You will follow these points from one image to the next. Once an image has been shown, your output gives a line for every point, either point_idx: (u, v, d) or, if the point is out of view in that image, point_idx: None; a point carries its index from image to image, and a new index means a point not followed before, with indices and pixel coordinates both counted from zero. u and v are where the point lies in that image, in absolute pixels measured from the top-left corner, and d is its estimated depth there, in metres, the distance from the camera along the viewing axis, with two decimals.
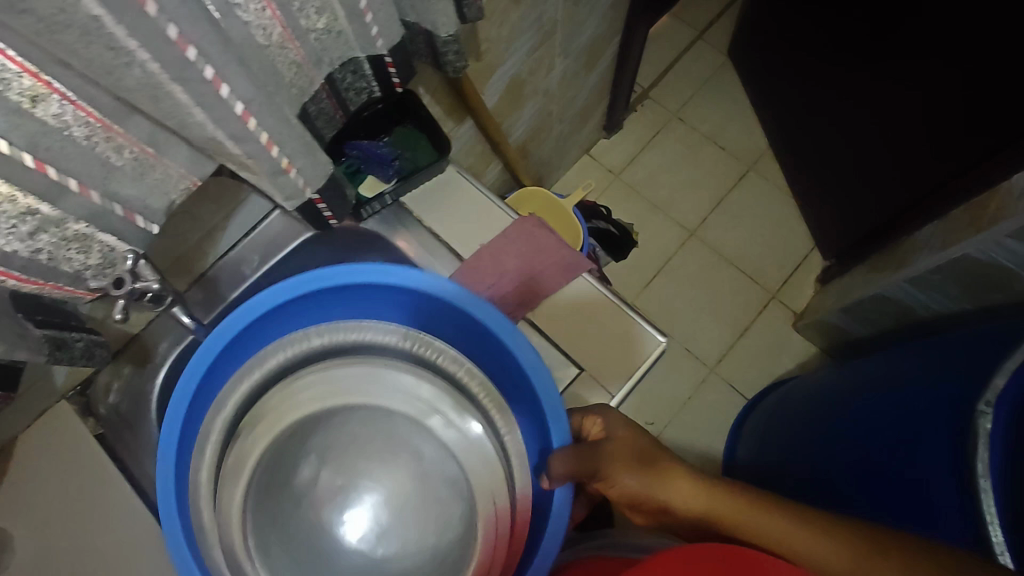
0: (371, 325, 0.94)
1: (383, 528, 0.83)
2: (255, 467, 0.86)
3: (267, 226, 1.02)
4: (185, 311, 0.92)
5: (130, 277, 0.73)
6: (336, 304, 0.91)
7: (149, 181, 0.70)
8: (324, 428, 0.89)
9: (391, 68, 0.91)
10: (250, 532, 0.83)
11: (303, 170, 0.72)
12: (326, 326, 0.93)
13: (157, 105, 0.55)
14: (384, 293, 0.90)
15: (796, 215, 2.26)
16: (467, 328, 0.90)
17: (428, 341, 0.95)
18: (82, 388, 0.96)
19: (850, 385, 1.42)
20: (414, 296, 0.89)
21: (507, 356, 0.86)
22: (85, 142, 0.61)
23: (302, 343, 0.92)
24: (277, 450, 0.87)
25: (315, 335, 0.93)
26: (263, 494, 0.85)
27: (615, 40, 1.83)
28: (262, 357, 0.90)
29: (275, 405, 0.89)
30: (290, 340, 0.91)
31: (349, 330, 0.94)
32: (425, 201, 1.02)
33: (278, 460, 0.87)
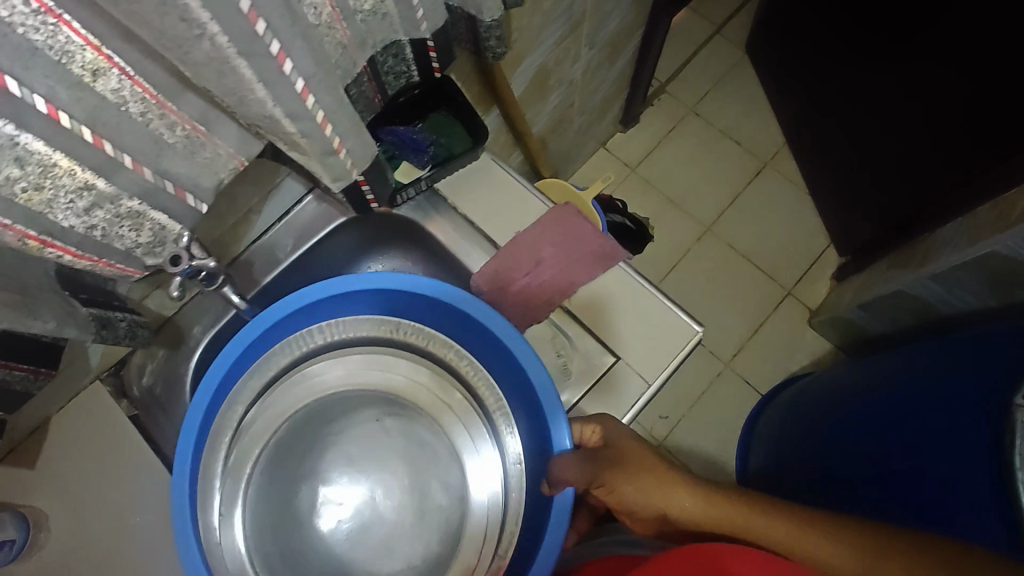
0: (375, 320, 0.94)
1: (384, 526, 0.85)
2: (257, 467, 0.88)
3: (300, 211, 1.02)
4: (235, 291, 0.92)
5: (185, 253, 0.74)
6: (348, 307, 0.90)
7: (199, 159, 0.69)
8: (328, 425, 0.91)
9: (432, 52, 0.91)
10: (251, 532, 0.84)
11: (353, 151, 0.72)
12: (330, 325, 0.92)
13: (219, 81, 0.55)
14: (394, 297, 0.89)
15: (813, 211, 2.25)
16: (472, 333, 0.89)
17: (428, 336, 0.94)
18: (116, 368, 0.96)
19: (865, 379, 1.42)
20: (419, 300, 0.89)
21: (515, 366, 0.85)
22: (140, 118, 0.60)
23: (312, 339, 0.92)
24: (282, 443, 0.90)
25: (317, 337, 0.92)
26: (265, 486, 0.88)
27: (638, 31, 1.81)
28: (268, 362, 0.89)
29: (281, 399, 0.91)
30: (296, 340, 0.91)
31: (358, 325, 0.93)
32: (459, 188, 1.02)
33: (282, 461, 0.89)
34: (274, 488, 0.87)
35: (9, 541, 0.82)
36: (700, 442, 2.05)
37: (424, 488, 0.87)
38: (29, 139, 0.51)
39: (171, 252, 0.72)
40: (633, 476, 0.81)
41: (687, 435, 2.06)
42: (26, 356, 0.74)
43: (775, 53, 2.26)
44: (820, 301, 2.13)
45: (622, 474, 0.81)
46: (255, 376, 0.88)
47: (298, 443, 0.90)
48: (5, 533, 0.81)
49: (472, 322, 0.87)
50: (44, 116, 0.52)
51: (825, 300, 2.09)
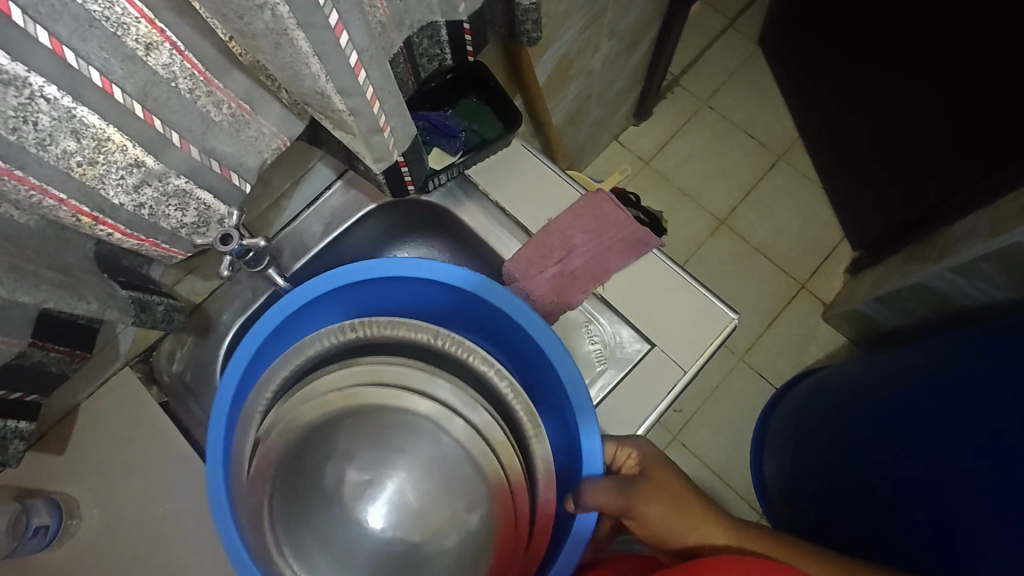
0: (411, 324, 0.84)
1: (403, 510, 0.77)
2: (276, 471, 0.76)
3: (329, 198, 1.02)
4: (278, 271, 0.93)
5: (237, 233, 0.74)
6: (363, 292, 0.89)
7: (243, 138, 0.68)
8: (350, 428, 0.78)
9: (467, 35, 0.90)
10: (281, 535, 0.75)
11: (396, 130, 0.72)
12: (361, 322, 0.85)
13: (275, 53, 0.54)
14: (410, 286, 0.89)
15: (827, 205, 2.24)
16: (495, 321, 0.89)
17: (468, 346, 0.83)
18: (146, 355, 0.97)
19: (885, 369, 1.41)
20: (443, 289, 0.88)
21: (547, 369, 0.85)
22: (189, 95, 0.59)
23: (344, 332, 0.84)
24: (296, 450, 0.77)
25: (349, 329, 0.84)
26: (288, 495, 0.76)
27: (656, 22, 1.80)
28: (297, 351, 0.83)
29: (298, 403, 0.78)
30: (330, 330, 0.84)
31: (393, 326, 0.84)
32: (490, 174, 1.01)
33: (302, 460, 0.78)
34: (297, 498, 0.76)
35: (44, 527, 0.81)
36: (715, 435, 2.05)
37: (447, 468, 0.79)
38: (85, 112, 0.50)
39: (219, 231, 0.72)
40: (665, 509, 0.78)
41: (702, 429, 2.06)
42: (62, 338, 0.73)
43: (789, 45, 2.25)
44: (834, 295, 2.13)
45: (658, 504, 0.78)
46: (282, 364, 0.83)
47: (315, 446, 0.78)
48: (39, 519, 0.81)
49: (484, 302, 0.86)
50: (99, 89, 0.50)
51: (839, 293, 2.09)
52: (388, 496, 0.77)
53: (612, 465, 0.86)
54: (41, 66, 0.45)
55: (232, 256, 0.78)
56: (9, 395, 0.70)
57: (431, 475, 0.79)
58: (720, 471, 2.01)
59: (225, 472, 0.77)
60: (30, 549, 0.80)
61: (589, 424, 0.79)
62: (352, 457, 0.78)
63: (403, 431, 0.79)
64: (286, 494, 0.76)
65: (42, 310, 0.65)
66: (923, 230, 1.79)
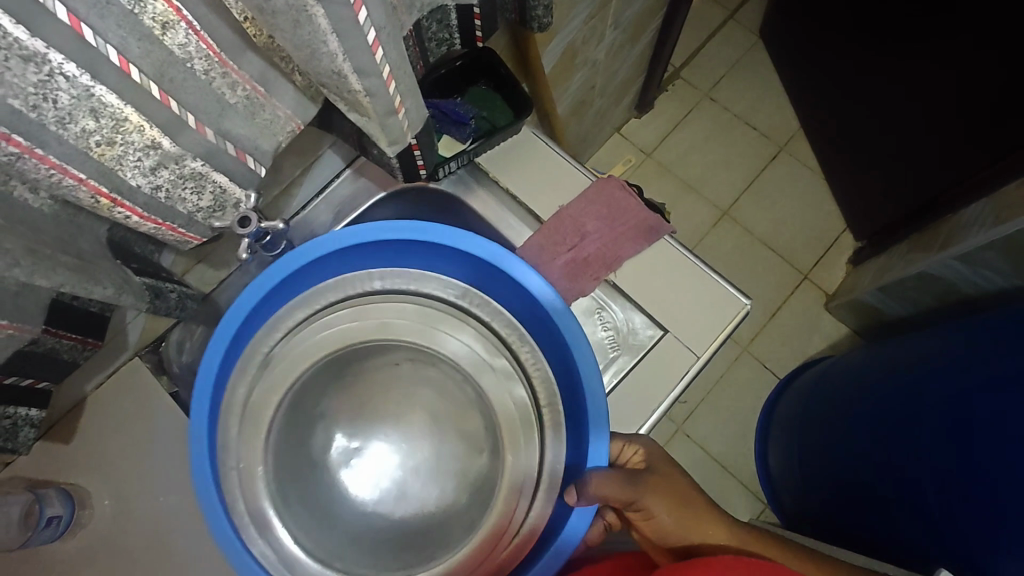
0: (417, 275, 0.86)
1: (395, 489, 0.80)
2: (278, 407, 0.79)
3: (338, 186, 1.01)
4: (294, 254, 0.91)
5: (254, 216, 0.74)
6: (363, 264, 0.84)
7: (258, 121, 0.67)
8: (354, 377, 0.84)
9: (477, 19, 0.89)
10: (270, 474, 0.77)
11: (409, 112, 0.72)
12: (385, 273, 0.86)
13: (294, 31, 0.54)
14: (444, 253, 0.82)
15: (829, 195, 2.25)
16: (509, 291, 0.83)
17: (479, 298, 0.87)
18: (155, 345, 0.93)
19: (889, 355, 1.42)
20: (476, 261, 0.81)
21: (568, 367, 0.80)
22: (204, 76, 0.58)
23: (371, 282, 0.85)
24: (301, 391, 0.81)
25: (377, 279, 0.85)
26: (280, 455, 0.79)
27: (659, 13, 1.79)
28: (321, 290, 0.84)
29: (308, 345, 0.82)
30: (332, 286, 0.84)
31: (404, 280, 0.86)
32: (499, 161, 1.01)
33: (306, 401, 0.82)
34: (290, 457, 0.79)
35: (57, 517, 0.80)
36: (719, 426, 2.05)
37: (447, 442, 0.83)
38: (104, 92, 0.49)
39: (235, 215, 0.72)
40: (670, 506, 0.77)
41: (706, 419, 2.06)
42: (74, 326, 0.72)
43: (791, 36, 2.24)
44: (837, 285, 2.14)
45: (663, 500, 0.78)
46: (300, 305, 0.83)
47: (311, 397, 0.82)
48: (52, 509, 0.80)
49: (500, 274, 0.82)
50: (116, 68, 0.49)
51: (842, 283, 2.09)
52: (367, 455, 0.81)
53: (618, 462, 0.84)
54: (59, 43, 0.44)
55: (251, 239, 0.78)
56: (21, 382, 0.69)
57: (427, 445, 0.82)
58: (725, 461, 2.02)
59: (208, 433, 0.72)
60: (43, 539, 0.79)
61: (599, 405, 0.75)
62: (338, 418, 0.82)
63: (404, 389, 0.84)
64: (277, 451, 0.78)
65: (56, 296, 0.65)
66: (926, 220, 1.80)
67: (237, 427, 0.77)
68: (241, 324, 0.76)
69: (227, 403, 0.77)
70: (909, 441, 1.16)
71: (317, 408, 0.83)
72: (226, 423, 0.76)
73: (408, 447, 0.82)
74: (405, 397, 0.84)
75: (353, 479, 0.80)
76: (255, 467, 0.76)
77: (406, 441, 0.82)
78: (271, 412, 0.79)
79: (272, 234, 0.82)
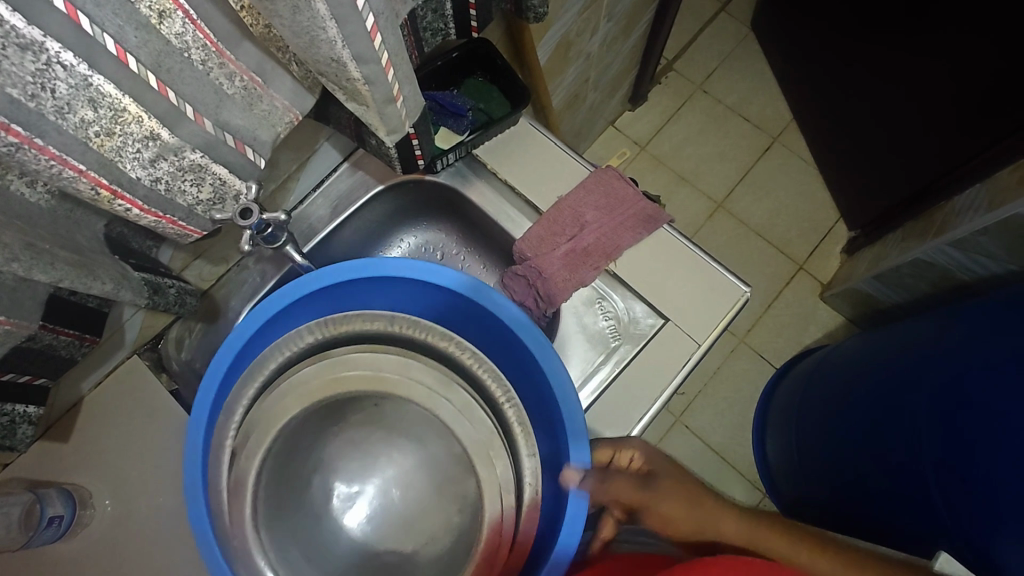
0: (368, 313, 0.84)
1: (385, 514, 0.78)
2: (257, 480, 0.73)
3: (335, 181, 1.01)
4: (294, 249, 0.90)
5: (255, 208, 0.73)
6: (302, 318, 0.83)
7: (256, 112, 0.67)
8: (341, 425, 0.80)
9: (471, 9, 0.89)
10: (267, 547, 0.71)
11: (407, 100, 0.71)
12: (318, 324, 0.82)
13: (293, 17, 0.53)
14: (395, 286, 0.84)
15: (822, 186, 2.26)
16: (477, 325, 0.86)
17: (425, 325, 0.84)
18: (153, 344, 0.94)
19: (883, 341, 1.43)
20: (436, 294, 0.84)
21: (542, 383, 0.80)
22: (201, 66, 0.58)
23: (301, 339, 0.81)
24: (282, 455, 0.76)
25: (309, 334, 0.82)
26: (273, 524, 0.73)
27: (653, 5, 1.79)
28: (269, 355, 0.80)
29: (279, 402, 0.76)
30: (284, 340, 0.81)
31: (350, 320, 0.83)
32: (497, 152, 1.00)
33: (281, 469, 0.76)
34: (283, 505, 0.75)
35: (58, 517, 0.80)
36: (717, 417, 2.06)
37: (437, 468, 0.80)
38: (101, 81, 0.49)
39: (236, 208, 0.72)
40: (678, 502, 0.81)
41: (704, 410, 2.07)
42: (73, 322, 0.71)
43: (782, 27, 2.25)
44: (832, 275, 2.15)
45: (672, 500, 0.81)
46: (246, 382, 0.78)
47: (302, 448, 0.79)
48: (53, 509, 0.80)
49: (473, 306, 0.83)
50: (113, 58, 0.49)
51: (837, 273, 2.11)
52: (373, 497, 0.78)
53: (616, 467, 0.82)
54: (58, 32, 0.44)
55: (252, 231, 0.77)
56: (19, 379, 0.68)
57: (421, 477, 0.80)
58: (723, 452, 2.03)
59: (202, 458, 0.73)
60: (45, 539, 0.78)
61: (569, 398, 0.76)
62: (336, 468, 0.80)
63: (389, 424, 0.81)
64: (271, 497, 0.74)
65: (53, 291, 0.64)
66: (919, 208, 1.81)
67: (227, 498, 0.72)
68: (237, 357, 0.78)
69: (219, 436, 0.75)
70: (906, 427, 1.17)
71: (306, 458, 0.79)
72: (217, 467, 0.74)
73: (406, 483, 0.79)
74: (391, 432, 0.81)
75: (353, 518, 0.77)
76: (248, 534, 0.71)
77: (403, 477, 0.80)
78: (263, 452, 0.74)
79: (273, 225, 0.81)
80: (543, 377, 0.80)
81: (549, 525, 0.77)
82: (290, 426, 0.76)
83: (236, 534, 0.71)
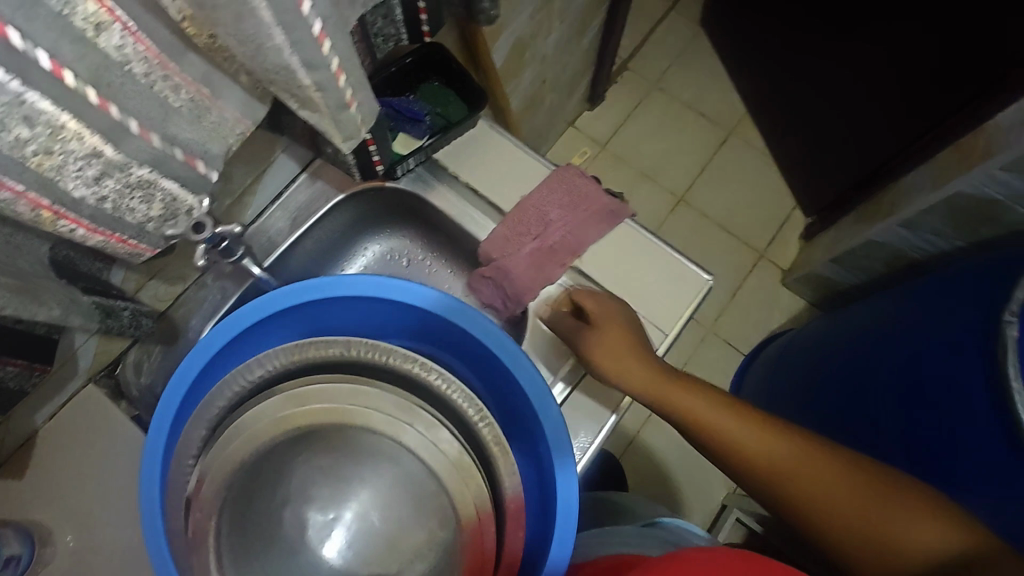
0: (321, 341, 0.79)
1: (366, 539, 0.73)
2: (217, 519, 0.70)
3: (294, 192, 0.99)
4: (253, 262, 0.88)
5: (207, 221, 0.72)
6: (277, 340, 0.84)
7: (206, 124, 0.65)
8: (307, 454, 0.74)
9: (422, 14, 0.89)
10: None
11: (362, 105, 0.71)
12: (270, 355, 0.78)
13: (238, 26, 0.52)
14: (360, 304, 0.84)
15: (778, 175, 2.33)
16: (450, 343, 0.87)
17: (381, 348, 0.79)
18: (110, 369, 0.91)
19: (843, 321, 1.48)
20: (406, 311, 0.85)
21: (517, 393, 0.81)
22: (144, 80, 0.55)
23: (254, 372, 0.77)
24: (241, 490, 0.72)
25: (260, 367, 0.78)
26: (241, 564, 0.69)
27: (605, 6, 1.82)
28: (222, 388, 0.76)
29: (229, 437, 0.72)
30: (231, 378, 0.77)
31: (302, 348, 0.78)
32: (457, 155, 1.00)
33: (246, 503, 0.72)
34: (245, 540, 0.70)
35: (14, 557, 0.77)
36: None
37: (415, 485, 0.75)
38: (37, 98, 0.47)
39: (189, 223, 0.70)
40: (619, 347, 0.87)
41: None
42: (21, 352, 0.68)
43: (733, 24, 2.32)
44: (792, 261, 2.22)
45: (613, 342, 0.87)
46: (199, 416, 0.76)
47: (267, 475, 0.73)
48: (9, 549, 0.77)
49: (444, 322, 0.84)
50: (49, 74, 0.47)
51: (797, 259, 2.17)
52: (350, 522, 0.73)
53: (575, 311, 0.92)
54: None
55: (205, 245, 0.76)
56: None
57: (398, 497, 0.74)
58: None
59: (161, 477, 0.71)
60: None
61: (549, 410, 0.77)
62: (308, 497, 0.73)
63: (356, 451, 0.75)
64: (235, 527, 0.71)
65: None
66: (869, 192, 1.88)
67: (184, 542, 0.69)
68: (189, 388, 0.76)
69: (176, 475, 0.73)
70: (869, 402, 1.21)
71: (274, 486, 0.74)
72: (174, 511, 0.70)
73: (383, 505, 0.74)
74: (359, 457, 0.75)
75: (331, 549, 0.72)
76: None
77: (380, 499, 0.74)
78: (227, 482, 0.71)
79: (229, 238, 0.80)
80: (519, 388, 0.80)
81: (537, 543, 0.77)
82: (255, 458, 0.72)
83: (195, 563, 0.68)
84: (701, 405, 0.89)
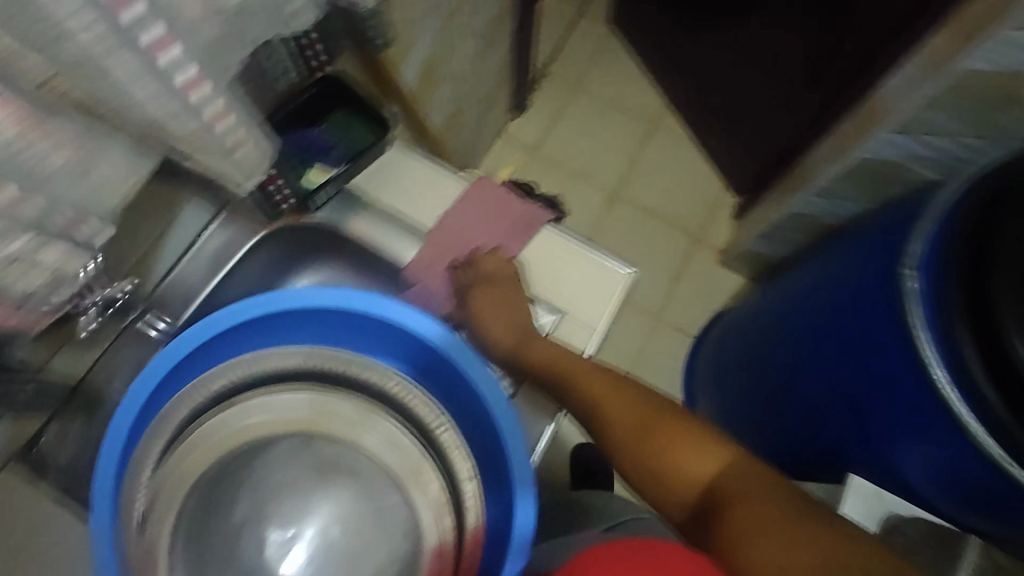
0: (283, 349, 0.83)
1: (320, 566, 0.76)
2: (170, 540, 0.74)
3: (210, 238, 0.98)
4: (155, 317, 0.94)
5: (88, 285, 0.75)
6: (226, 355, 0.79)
7: (89, 180, 0.62)
8: (263, 467, 0.80)
9: (313, 48, 0.90)
10: None
11: (255, 142, 0.71)
12: (236, 361, 0.81)
13: (100, 80, 0.53)
14: (316, 316, 0.80)
15: (704, 160, 2.41)
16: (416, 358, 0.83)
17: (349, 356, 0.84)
18: (30, 443, 0.86)
19: (774, 293, 1.55)
20: (369, 323, 0.80)
21: (479, 410, 0.78)
22: (12, 147, 0.50)
23: (214, 383, 0.79)
24: (202, 509, 0.77)
25: (220, 376, 0.80)
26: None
27: (512, 17, 1.85)
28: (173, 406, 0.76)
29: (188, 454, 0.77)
30: (192, 389, 0.78)
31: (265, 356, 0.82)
32: (373, 182, 1.02)
33: (201, 527, 0.76)
34: (201, 557, 0.75)
35: None
36: None
37: (373, 495, 0.80)
38: None
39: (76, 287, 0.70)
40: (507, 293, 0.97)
41: None
42: None
43: (637, 15, 2.36)
44: (728, 241, 2.30)
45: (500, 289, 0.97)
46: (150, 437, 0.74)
47: (230, 487, 0.79)
48: None
49: (401, 334, 0.81)
50: None
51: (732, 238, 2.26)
52: (310, 539, 0.77)
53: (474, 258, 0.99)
54: None
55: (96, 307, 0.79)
56: None
57: (357, 510, 0.79)
58: None
59: (114, 490, 0.66)
60: None
61: (512, 427, 0.74)
62: (268, 515, 0.78)
63: (320, 463, 0.80)
64: (189, 553, 0.75)
65: None
66: (786, 168, 1.98)
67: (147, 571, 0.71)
68: (130, 433, 0.70)
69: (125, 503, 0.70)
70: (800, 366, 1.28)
71: (234, 497, 0.78)
72: (127, 535, 0.69)
73: (342, 520, 0.78)
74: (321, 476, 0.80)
75: (289, 567, 0.76)
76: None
77: (340, 514, 0.78)
78: (185, 490, 0.76)
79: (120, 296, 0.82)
80: (483, 408, 0.77)
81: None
82: (212, 470, 0.78)
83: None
84: (610, 390, 0.94)
